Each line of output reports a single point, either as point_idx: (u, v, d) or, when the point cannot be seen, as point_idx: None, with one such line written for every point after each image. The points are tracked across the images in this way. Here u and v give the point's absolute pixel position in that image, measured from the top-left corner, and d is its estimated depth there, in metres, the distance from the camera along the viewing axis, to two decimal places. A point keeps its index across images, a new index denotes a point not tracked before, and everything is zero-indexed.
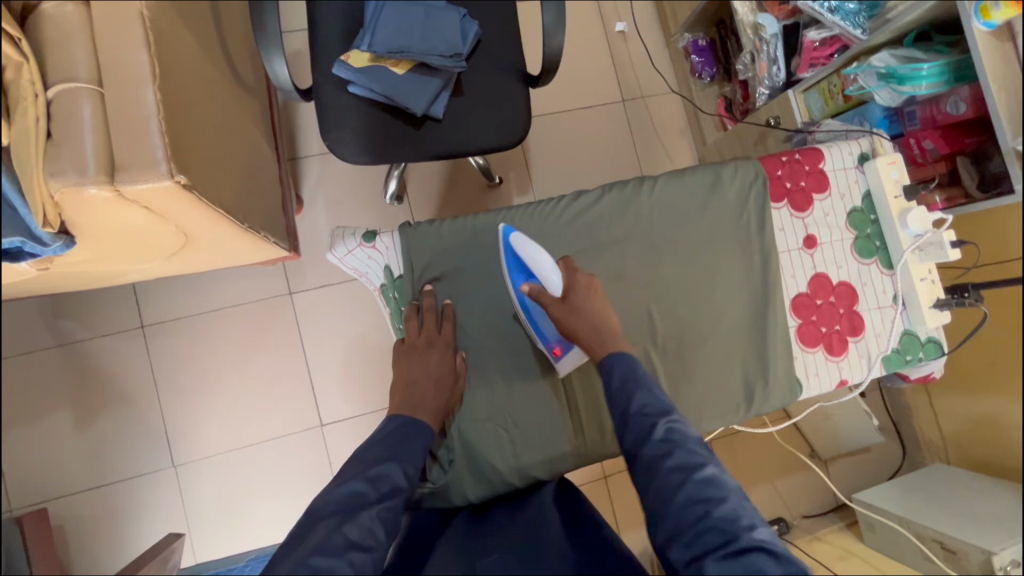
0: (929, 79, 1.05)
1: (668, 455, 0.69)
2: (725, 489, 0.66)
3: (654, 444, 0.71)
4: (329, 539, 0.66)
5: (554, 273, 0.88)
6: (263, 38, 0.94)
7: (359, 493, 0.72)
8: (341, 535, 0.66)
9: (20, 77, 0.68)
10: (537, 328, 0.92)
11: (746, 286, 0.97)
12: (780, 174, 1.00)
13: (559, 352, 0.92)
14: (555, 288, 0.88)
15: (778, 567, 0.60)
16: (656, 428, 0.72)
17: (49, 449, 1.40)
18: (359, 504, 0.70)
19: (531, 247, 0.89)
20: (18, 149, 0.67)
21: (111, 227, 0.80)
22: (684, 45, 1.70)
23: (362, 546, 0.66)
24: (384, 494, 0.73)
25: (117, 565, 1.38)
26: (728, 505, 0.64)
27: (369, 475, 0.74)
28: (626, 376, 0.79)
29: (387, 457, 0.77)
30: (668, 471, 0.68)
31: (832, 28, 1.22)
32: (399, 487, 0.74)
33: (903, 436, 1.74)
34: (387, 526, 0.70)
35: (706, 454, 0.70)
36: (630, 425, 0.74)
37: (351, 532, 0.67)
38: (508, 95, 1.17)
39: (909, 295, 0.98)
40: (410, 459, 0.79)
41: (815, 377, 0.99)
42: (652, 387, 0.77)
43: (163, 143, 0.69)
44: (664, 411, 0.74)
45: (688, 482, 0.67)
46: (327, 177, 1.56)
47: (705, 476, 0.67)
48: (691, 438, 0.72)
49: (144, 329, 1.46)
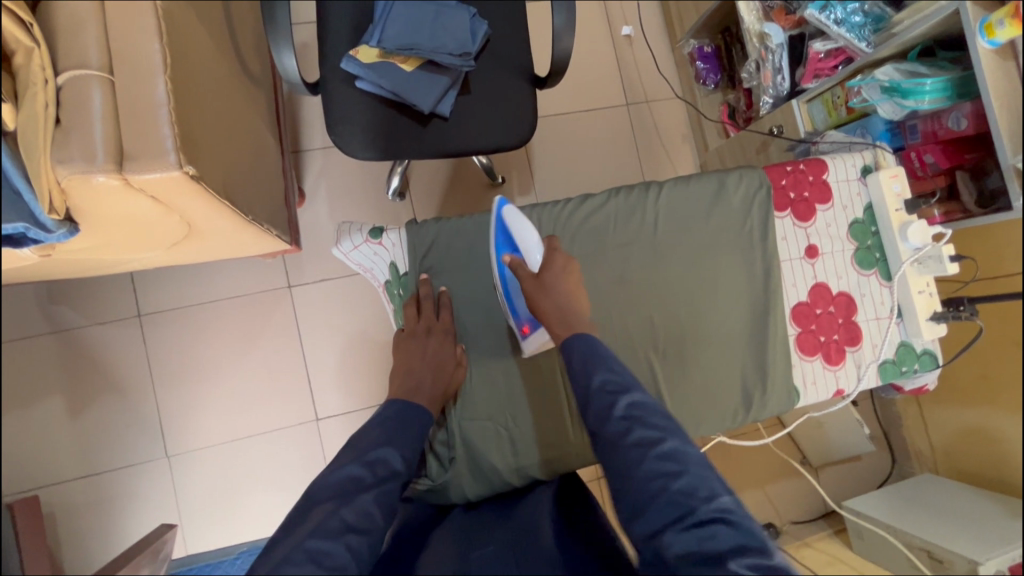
0: (932, 94, 1.06)
1: (627, 432, 0.70)
2: (685, 461, 0.67)
3: (615, 422, 0.72)
4: (328, 521, 0.66)
5: (539, 250, 0.92)
6: (273, 30, 0.94)
7: (358, 478, 0.71)
8: (339, 518, 0.67)
9: (30, 62, 0.68)
10: (510, 302, 0.93)
11: (747, 293, 0.98)
12: (784, 184, 1.01)
13: (526, 330, 0.93)
14: (536, 265, 0.92)
15: (734, 536, 0.61)
16: (616, 405, 0.73)
17: (40, 436, 1.38)
18: (357, 489, 0.70)
19: (523, 219, 0.93)
20: (26, 133, 0.67)
21: (116, 215, 0.80)
22: (689, 51, 1.71)
23: (359, 530, 0.67)
24: (383, 479, 0.73)
25: (107, 555, 1.37)
26: (686, 478, 0.65)
27: (368, 459, 0.74)
28: (589, 353, 0.79)
29: (387, 441, 0.77)
30: (629, 447, 0.69)
31: (838, 41, 1.25)
32: (397, 474, 0.74)
33: (892, 446, 1.76)
34: (384, 510, 0.71)
35: (667, 427, 0.70)
36: (590, 402, 0.75)
37: (348, 515, 0.67)
38: (515, 96, 1.17)
39: (908, 307, 0.99)
40: (409, 446, 0.78)
41: (813, 385, 1.00)
42: (612, 363, 0.78)
43: (172, 133, 0.69)
44: (625, 388, 0.74)
45: (646, 457, 0.67)
46: (329, 171, 1.56)
47: (665, 450, 0.67)
48: (652, 413, 0.72)
49: (141, 318, 1.45)
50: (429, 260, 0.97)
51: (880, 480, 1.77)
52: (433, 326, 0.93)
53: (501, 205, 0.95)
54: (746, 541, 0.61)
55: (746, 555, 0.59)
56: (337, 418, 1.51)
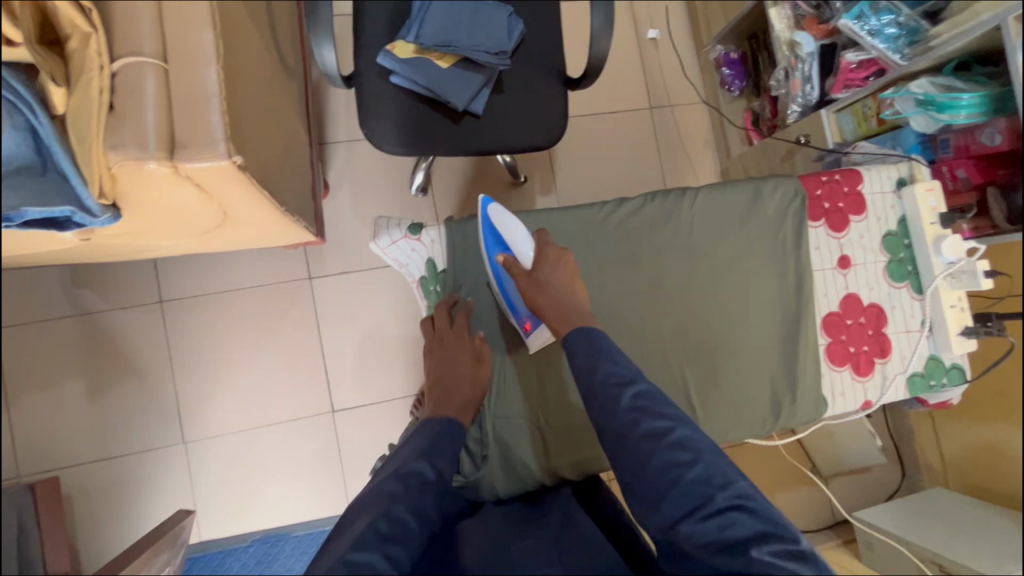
0: (968, 109, 1.06)
1: (637, 424, 0.70)
2: (698, 449, 0.67)
3: (623, 415, 0.71)
4: (364, 531, 0.66)
5: (527, 243, 0.93)
6: (315, 23, 0.94)
7: (391, 488, 0.72)
8: (374, 528, 0.66)
9: (86, 47, 0.69)
10: (510, 301, 0.95)
11: (779, 302, 0.99)
12: (819, 194, 1.01)
13: (529, 327, 0.93)
14: (527, 262, 0.92)
15: (753, 524, 0.61)
16: (622, 398, 0.72)
17: (59, 417, 1.39)
18: (392, 499, 0.70)
19: (508, 218, 0.94)
20: (80, 118, 0.68)
21: (157, 201, 0.80)
22: (715, 56, 1.70)
23: (396, 540, 0.66)
24: (417, 488, 0.73)
25: (121, 538, 1.37)
26: (699, 467, 0.65)
27: (401, 473, 0.74)
28: (589, 350, 0.79)
29: (420, 453, 0.78)
30: (639, 440, 0.69)
31: (870, 51, 1.25)
32: (430, 483, 0.74)
33: (903, 458, 1.74)
34: (418, 520, 0.71)
35: (677, 416, 0.70)
36: (596, 395, 0.75)
37: (382, 525, 0.67)
38: (547, 96, 1.17)
39: (939, 323, 1.00)
40: (440, 455, 0.79)
41: (841, 397, 1.00)
42: (616, 358, 0.77)
43: (223, 122, 0.70)
44: (631, 379, 0.74)
45: (658, 449, 0.68)
46: (352, 164, 1.56)
47: (677, 440, 0.68)
48: (660, 401, 0.72)
49: (162, 303, 1.45)
50: (463, 259, 0.98)
51: (890, 493, 1.73)
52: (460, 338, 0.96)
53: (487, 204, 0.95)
54: (767, 527, 0.61)
55: (768, 541, 0.60)
56: (352, 411, 1.51)
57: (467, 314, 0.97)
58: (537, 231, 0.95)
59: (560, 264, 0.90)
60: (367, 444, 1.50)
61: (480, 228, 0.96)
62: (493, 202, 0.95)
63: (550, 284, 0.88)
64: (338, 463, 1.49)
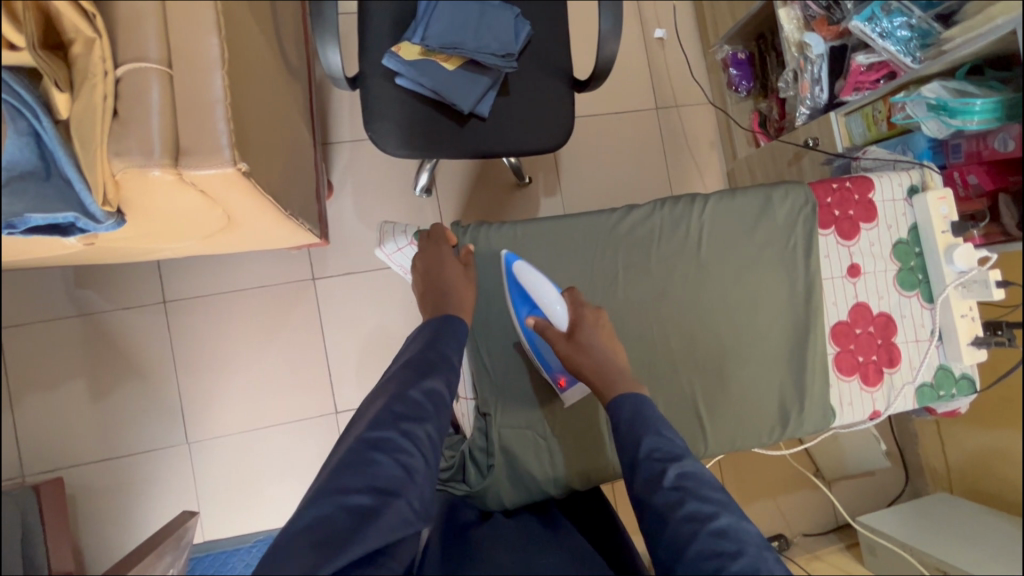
0: (981, 114, 1.05)
1: (679, 505, 0.68)
2: (741, 541, 0.65)
3: (665, 493, 0.70)
4: (380, 413, 0.72)
5: (561, 302, 0.90)
6: (320, 25, 0.93)
7: (403, 376, 0.78)
8: (388, 408, 0.72)
9: (90, 53, 0.68)
10: (542, 358, 0.92)
11: (787, 308, 0.98)
12: (829, 201, 1.00)
13: (564, 383, 0.92)
14: (562, 322, 0.90)
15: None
16: (667, 474, 0.71)
17: (62, 417, 1.39)
18: (405, 384, 0.76)
19: (536, 277, 0.91)
20: (84, 125, 0.67)
21: (161, 207, 0.80)
22: (722, 57, 1.69)
23: (411, 416, 0.72)
24: (426, 372, 0.78)
25: (124, 537, 1.38)
26: (744, 559, 0.63)
27: (411, 362, 0.80)
28: (632, 417, 0.79)
29: (426, 343, 0.83)
30: (680, 522, 0.67)
31: (881, 53, 1.23)
32: (439, 367, 0.80)
33: (907, 461, 1.71)
34: (433, 399, 0.76)
35: (720, 502, 0.69)
36: (639, 469, 0.73)
37: (396, 405, 0.73)
38: (554, 98, 1.16)
39: (949, 331, 1.00)
40: (444, 340, 0.84)
41: (849, 406, 1.00)
42: (659, 429, 0.77)
43: (227, 128, 0.69)
44: (675, 456, 0.73)
45: (700, 533, 0.65)
46: (355, 165, 1.55)
47: (719, 527, 0.66)
48: (702, 482, 0.71)
49: (165, 304, 1.45)
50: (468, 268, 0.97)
51: (893, 497, 1.72)
52: (441, 250, 0.94)
53: (510, 261, 0.93)
54: None
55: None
56: (355, 411, 1.51)
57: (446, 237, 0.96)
58: (567, 288, 0.93)
59: (600, 324, 0.89)
60: None
61: (506, 285, 0.93)
62: (518, 260, 0.92)
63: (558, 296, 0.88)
64: None
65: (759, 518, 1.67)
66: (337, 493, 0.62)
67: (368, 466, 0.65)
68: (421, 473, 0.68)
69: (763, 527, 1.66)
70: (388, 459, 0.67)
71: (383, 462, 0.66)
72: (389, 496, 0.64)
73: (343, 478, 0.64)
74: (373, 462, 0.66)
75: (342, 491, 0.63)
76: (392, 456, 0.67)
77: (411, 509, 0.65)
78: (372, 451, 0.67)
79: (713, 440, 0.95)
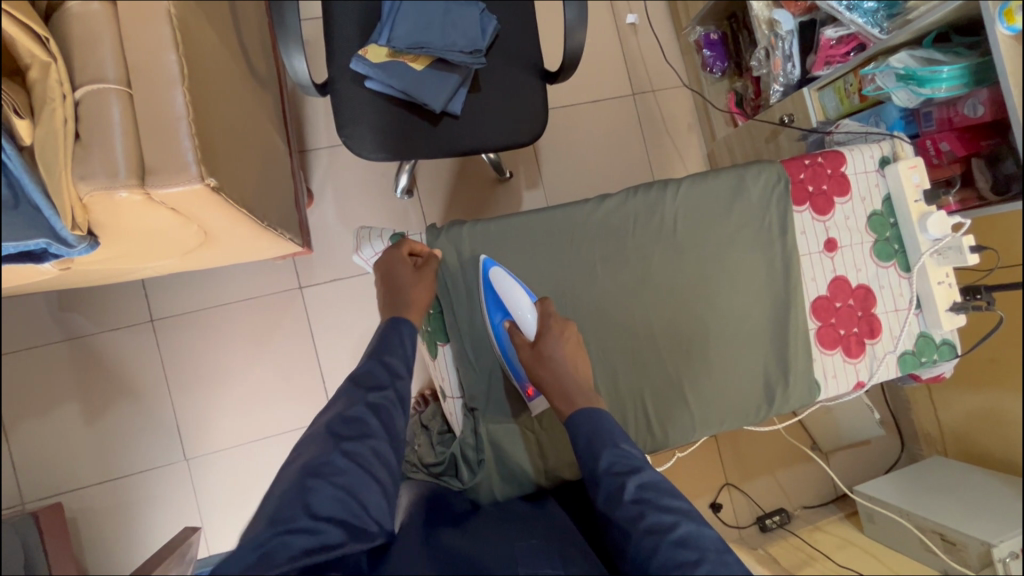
0: (949, 82, 1.05)
1: (640, 517, 0.69)
2: (702, 547, 0.65)
3: (626, 507, 0.71)
4: (322, 436, 0.72)
5: (531, 312, 0.91)
6: (283, 33, 0.92)
7: (348, 394, 0.77)
8: (329, 431, 0.72)
9: (46, 77, 0.68)
10: (511, 364, 0.93)
11: (768, 288, 0.99)
12: (802, 178, 1.01)
13: (532, 392, 0.93)
14: (530, 331, 0.91)
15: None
16: (626, 487, 0.72)
17: (57, 442, 1.39)
18: (348, 403, 0.76)
19: (512, 286, 0.92)
20: (47, 150, 0.67)
21: (136, 228, 0.79)
22: (695, 38, 1.69)
23: (355, 437, 0.72)
24: (371, 388, 0.78)
25: (130, 557, 1.38)
26: (706, 566, 0.63)
27: (355, 377, 0.80)
28: (591, 433, 0.79)
29: (369, 358, 0.83)
30: (643, 533, 0.68)
31: (850, 26, 1.22)
32: (383, 382, 0.79)
33: (902, 429, 1.74)
34: (379, 416, 0.76)
35: (681, 511, 0.69)
36: (599, 485, 0.74)
37: (338, 426, 0.73)
38: (526, 92, 1.16)
39: (927, 299, 1.01)
40: (390, 353, 0.84)
41: (834, 378, 1.01)
42: (618, 443, 0.77)
43: (193, 146, 0.69)
44: (634, 469, 0.73)
45: (662, 544, 0.66)
46: (335, 171, 1.54)
47: (680, 537, 0.66)
48: (664, 493, 0.71)
49: (153, 322, 1.44)
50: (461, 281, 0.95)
51: (890, 463, 1.74)
52: (394, 257, 0.94)
53: (488, 266, 0.93)
54: None
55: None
56: None
57: (409, 250, 0.96)
58: (539, 298, 0.93)
59: (565, 336, 0.89)
60: None
61: (482, 290, 0.93)
62: (496, 265, 0.92)
63: None
64: None
65: (759, 494, 1.69)
66: (275, 523, 0.62)
67: (308, 494, 0.65)
68: (369, 492, 0.68)
69: (765, 504, 1.68)
70: (330, 483, 0.66)
71: (324, 487, 0.66)
72: (334, 520, 0.64)
73: (281, 508, 0.63)
74: (314, 488, 0.65)
75: (279, 521, 0.62)
76: (335, 480, 0.67)
77: (361, 531, 0.66)
78: (312, 477, 0.66)
79: (702, 418, 0.96)
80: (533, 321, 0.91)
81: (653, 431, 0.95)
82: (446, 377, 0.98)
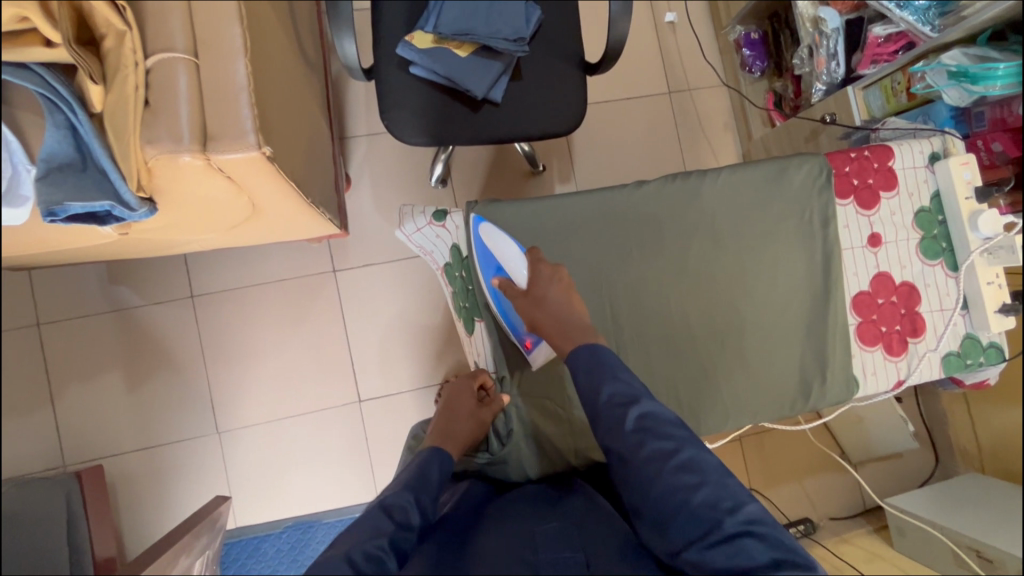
0: (1004, 79, 1.02)
1: (640, 446, 0.69)
2: (705, 471, 0.66)
3: (626, 437, 0.70)
4: (339, 561, 0.63)
5: (523, 264, 0.91)
6: (336, 16, 0.95)
7: (377, 522, 0.68)
8: (348, 559, 0.63)
9: (121, 45, 0.72)
10: (509, 320, 0.95)
11: (806, 281, 0.98)
12: (847, 170, 1.00)
13: (530, 344, 0.95)
14: (523, 283, 0.91)
15: (766, 550, 0.61)
16: (627, 419, 0.71)
17: (99, 407, 1.45)
18: (374, 532, 0.67)
19: (500, 237, 0.93)
20: (116, 115, 0.71)
21: (191, 194, 0.82)
22: (735, 38, 1.67)
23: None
24: (399, 525, 0.69)
25: (162, 524, 1.43)
26: (707, 490, 0.65)
27: (388, 505, 0.71)
28: (592, 369, 0.77)
29: (406, 487, 0.75)
30: (645, 461, 0.68)
31: (900, 24, 1.20)
32: (413, 523, 0.71)
33: (937, 445, 1.69)
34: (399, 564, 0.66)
35: (683, 436, 0.69)
36: (600, 417, 0.73)
37: (358, 558, 0.63)
38: (566, 82, 1.17)
39: (974, 298, 0.98)
40: (426, 489, 0.76)
41: (873, 376, 1.00)
42: (618, 374, 0.75)
43: (251, 115, 0.72)
44: (633, 399, 0.72)
45: (664, 471, 0.66)
46: (373, 158, 1.58)
47: (682, 461, 0.67)
48: (664, 422, 0.71)
49: (193, 298, 1.50)
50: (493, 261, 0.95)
51: (923, 479, 1.69)
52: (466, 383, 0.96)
53: (478, 224, 0.94)
54: (779, 553, 0.61)
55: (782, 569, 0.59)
56: (378, 400, 1.53)
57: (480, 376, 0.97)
58: (529, 247, 0.93)
59: (557, 279, 0.89)
60: (394, 436, 1.53)
61: (473, 248, 0.95)
62: (485, 222, 0.93)
63: (543, 296, 0.88)
64: (364, 452, 1.52)
65: (784, 503, 1.66)
66: None
67: None
68: None
69: (789, 512, 1.65)
70: None
71: None
72: None
73: None
74: None
75: None
76: None
77: None
78: None
79: (734, 405, 0.95)
80: (527, 275, 0.91)
81: (683, 418, 0.94)
82: (483, 354, 0.99)
